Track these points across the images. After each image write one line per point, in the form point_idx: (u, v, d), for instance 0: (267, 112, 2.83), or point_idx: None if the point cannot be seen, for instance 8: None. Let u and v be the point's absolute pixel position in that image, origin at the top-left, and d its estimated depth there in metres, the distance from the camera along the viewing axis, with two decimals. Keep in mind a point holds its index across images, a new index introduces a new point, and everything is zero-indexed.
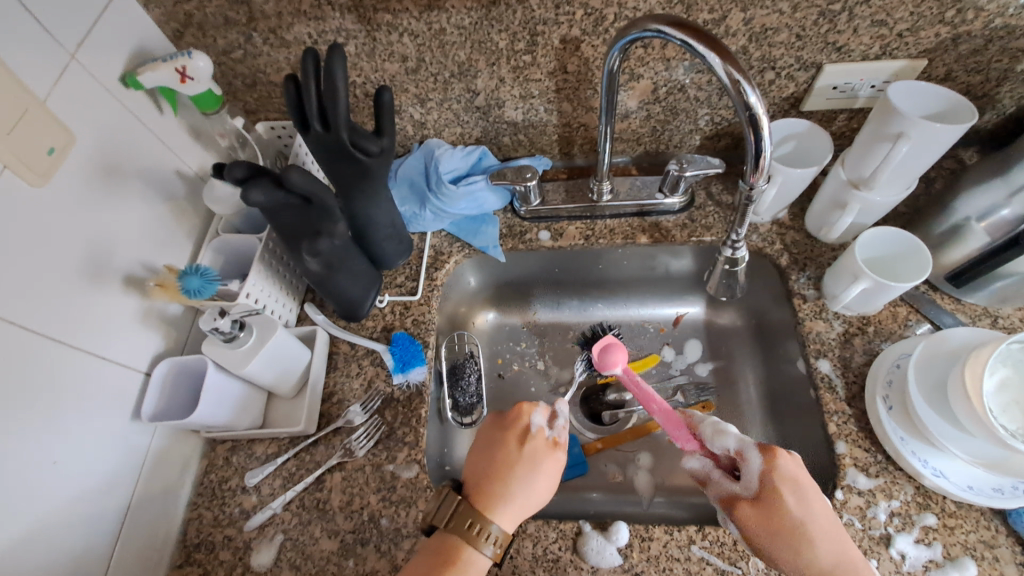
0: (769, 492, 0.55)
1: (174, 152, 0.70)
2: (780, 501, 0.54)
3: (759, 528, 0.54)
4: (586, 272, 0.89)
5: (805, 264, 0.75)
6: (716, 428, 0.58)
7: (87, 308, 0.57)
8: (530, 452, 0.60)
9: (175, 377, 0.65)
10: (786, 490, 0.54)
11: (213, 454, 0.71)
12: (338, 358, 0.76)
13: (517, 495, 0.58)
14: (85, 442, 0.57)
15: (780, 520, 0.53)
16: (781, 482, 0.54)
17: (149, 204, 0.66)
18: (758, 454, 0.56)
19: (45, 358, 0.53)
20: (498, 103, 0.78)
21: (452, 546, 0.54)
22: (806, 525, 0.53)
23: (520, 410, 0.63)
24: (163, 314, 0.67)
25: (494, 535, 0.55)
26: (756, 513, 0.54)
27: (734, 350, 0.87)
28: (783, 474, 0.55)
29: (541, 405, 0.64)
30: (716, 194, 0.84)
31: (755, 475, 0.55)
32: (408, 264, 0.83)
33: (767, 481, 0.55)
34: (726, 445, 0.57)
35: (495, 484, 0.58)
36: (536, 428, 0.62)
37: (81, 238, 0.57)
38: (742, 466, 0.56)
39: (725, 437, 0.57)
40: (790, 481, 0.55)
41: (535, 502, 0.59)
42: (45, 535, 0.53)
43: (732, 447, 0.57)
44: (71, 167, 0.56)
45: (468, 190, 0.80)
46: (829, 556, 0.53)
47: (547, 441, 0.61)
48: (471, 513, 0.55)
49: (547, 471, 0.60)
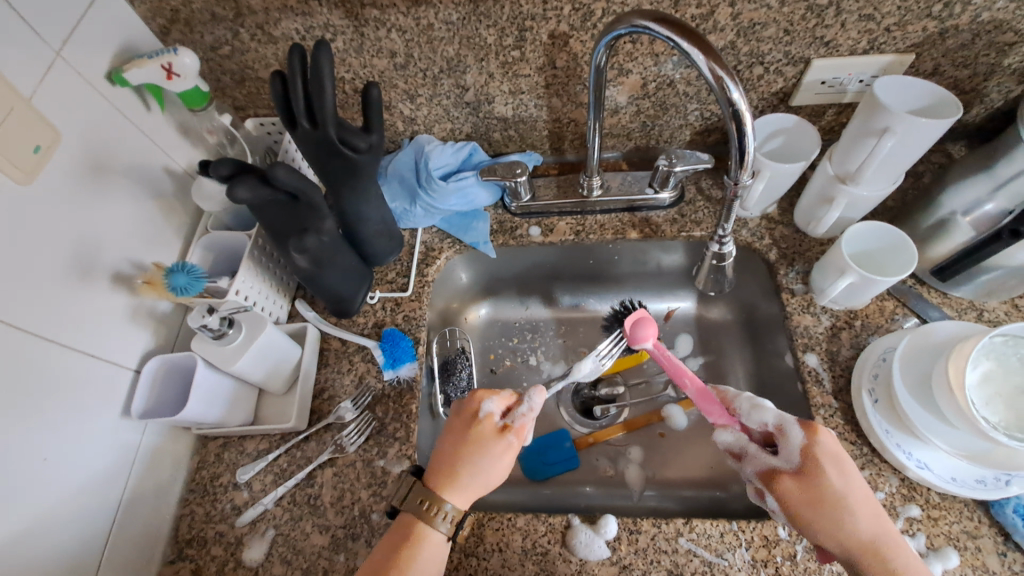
0: (812, 465, 0.55)
1: (162, 149, 0.70)
2: (822, 474, 0.54)
3: (799, 499, 0.54)
4: (577, 266, 0.89)
5: (793, 259, 0.76)
6: (754, 404, 0.60)
7: (74, 307, 0.57)
8: (478, 435, 0.60)
9: (164, 375, 0.65)
10: (827, 462, 0.55)
11: (205, 451, 0.71)
12: (329, 354, 0.76)
13: (467, 477, 0.58)
14: (73, 439, 0.57)
15: (821, 491, 0.54)
16: (822, 455, 0.55)
17: (136, 202, 0.65)
18: (799, 430, 0.56)
19: (34, 357, 0.53)
20: (487, 98, 0.77)
21: (407, 524, 0.57)
22: (846, 498, 0.53)
23: (474, 397, 0.63)
24: (153, 311, 0.67)
25: (447, 512, 0.57)
26: (800, 485, 0.55)
27: (723, 344, 0.88)
28: (824, 449, 0.55)
29: (496, 393, 0.63)
30: (706, 189, 0.84)
31: (796, 449, 0.56)
32: (399, 260, 0.83)
33: (806, 454, 0.55)
34: (765, 419, 0.58)
35: (446, 465, 0.59)
36: (486, 413, 0.61)
37: (68, 236, 0.57)
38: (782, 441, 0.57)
39: (763, 412, 0.59)
40: (832, 454, 0.55)
41: (481, 480, 0.58)
42: (34, 533, 0.53)
43: (771, 423, 0.58)
44: (58, 164, 0.56)
45: (458, 186, 0.80)
46: (869, 531, 0.52)
47: (495, 426, 0.61)
48: (424, 492, 0.58)
49: (494, 454, 0.59)
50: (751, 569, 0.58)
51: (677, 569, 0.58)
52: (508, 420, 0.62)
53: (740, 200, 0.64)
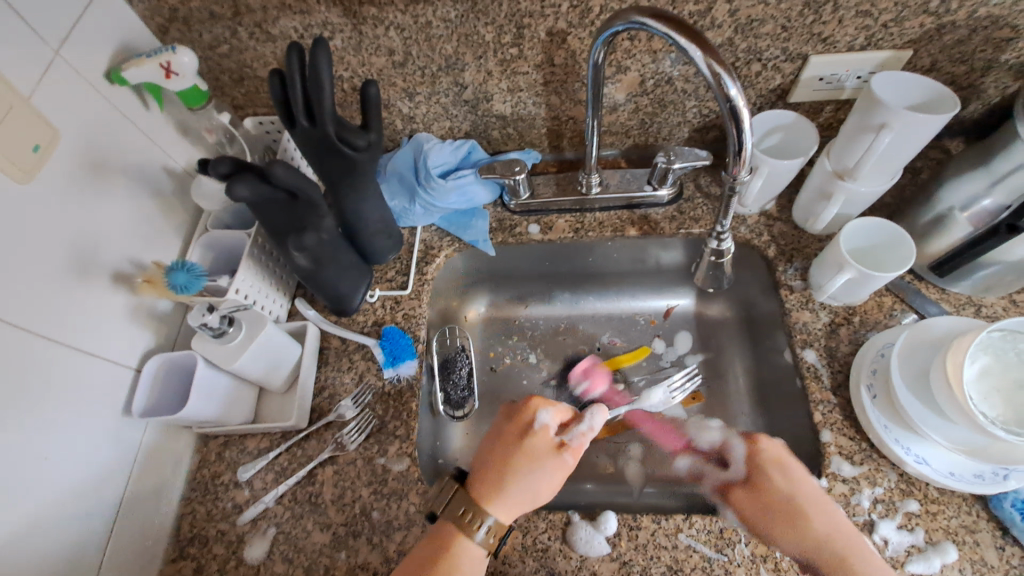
0: (758, 472, 0.63)
1: (161, 148, 0.70)
2: (766, 479, 0.62)
3: (751, 506, 0.62)
4: (577, 264, 0.90)
5: (792, 255, 0.76)
6: (703, 425, 0.82)
7: (75, 306, 0.57)
8: (532, 446, 0.60)
9: (164, 373, 0.65)
10: (771, 468, 0.62)
11: (205, 450, 0.71)
12: (329, 353, 0.76)
13: (517, 487, 0.58)
14: (73, 438, 0.57)
15: (769, 494, 0.60)
16: (764, 461, 0.63)
17: (136, 201, 0.66)
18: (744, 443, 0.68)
19: (35, 356, 0.53)
20: (486, 96, 0.77)
21: (448, 533, 0.56)
22: (793, 497, 0.59)
23: (529, 407, 0.64)
24: (152, 310, 0.67)
25: (488, 524, 0.56)
26: (749, 491, 0.63)
27: (722, 341, 0.88)
28: (766, 455, 0.64)
29: (552, 405, 0.64)
30: (704, 186, 0.84)
31: (744, 462, 0.67)
32: (399, 258, 0.83)
33: (753, 463, 0.65)
34: (710, 438, 0.79)
35: (497, 471, 0.59)
36: (542, 425, 0.62)
37: (68, 235, 0.57)
38: (732, 458, 0.69)
39: (708, 432, 0.80)
40: (776, 461, 0.63)
41: (530, 492, 0.58)
42: (35, 532, 0.53)
43: (721, 445, 0.74)
44: (57, 164, 0.56)
45: (457, 184, 0.80)
46: (822, 531, 0.56)
47: (553, 442, 0.61)
48: (467, 501, 0.57)
49: (549, 469, 0.59)
50: (751, 564, 0.58)
51: (677, 565, 0.59)
52: (564, 437, 0.62)
53: (738, 196, 0.64)
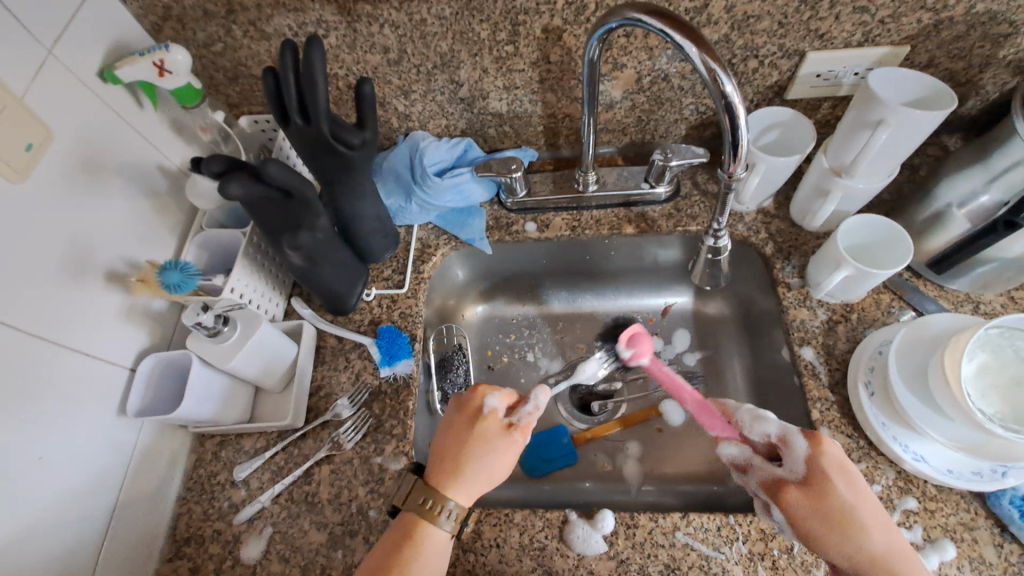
0: (818, 476, 0.55)
1: (155, 147, 0.69)
2: (830, 486, 0.54)
3: (809, 514, 0.54)
4: (574, 263, 0.90)
5: (789, 253, 0.75)
6: (756, 416, 0.60)
7: (69, 306, 0.57)
8: (482, 431, 0.60)
9: (159, 373, 0.65)
10: (835, 474, 0.55)
11: (202, 449, 0.71)
12: (326, 352, 0.76)
13: (470, 473, 0.58)
14: (67, 437, 0.57)
15: (831, 503, 0.54)
16: (829, 466, 0.55)
17: (131, 200, 0.65)
18: (803, 440, 0.56)
19: (28, 355, 0.53)
20: (481, 94, 0.77)
21: (408, 524, 0.57)
22: (857, 510, 0.53)
23: (476, 392, 0.63)
24: (147, 310, 0.67)
25: (449, 510, 0.57)
26: (806, 496, 0.55)
27: (721, 339, 0.88)
28: (830, 460, 0.55)
29: (499, 389, 0.63)
30: (702, 183, 0.83)
31: (801, 459, 0.56)
32: (396, 257, 0.83)
33: (813, 464, 0.55)
34: (768, 430, 0.59)
35: (452, 456, 0.59)
36: (490, 409, 0.61)
37: (61, 235, 0.56)
38: (787, 451, 0.57)
39: (765, 423, 0.59)
40: (838, 465, 0.55)
41: (485, 472, 0.59)
42: (31, 531, 0.53)
43: (775, 434, 0.58)
44: (50, 163, 0.55)
45: (453, 182, 0.80)
46: (881, 546, 0.52)
47: (501, 424, 0.61)
48: (425, 490, 0.58)
49: (499, 451, 0.59)
50: (749, 563, 0.58)
51: (675, 563, 0.58)
52: (512, 419, 0.62)
53: (735, 192, 0.63)
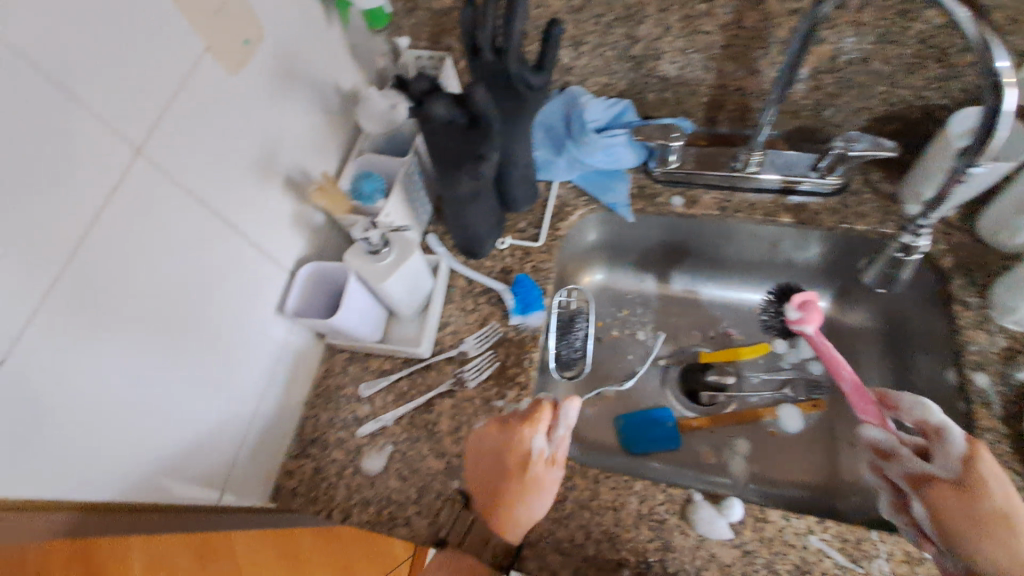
0: (977, 480, 0.52)
1: (334, 66, 0.71)
2: (988, 491, 0.51)
3: (958, 515, 0.52)
4: (707, 247, 0.87)
5: (970, 269, 0.69)
6: (919, 402, 0.56)
7: (253, 200, 0.59)
8: (529, 475, 0.59)
9: (314, 280, 0.68)
10: (996, 481, 0.52)
11: (332, 361, 0.74)
12: (456, 291, 0.77)
13: (525, 514, 0.59)
14: (238, 320, 0.59)
15: (985, 509, 0.51)
16: (988, 470, 0.52)
17: (310, 112, 0.67)
18: (963, 441, 0.53)
19: (217, 237, 0.55)
20: (654, 53, 0.73)
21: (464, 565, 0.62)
22: (1015, 517, 0.51)
23: (518, 441, 0.59)
24: (309, 221, 0.69)
25: (506, 548, 0.61)
26: (959, 497, 0.52)
27: (856, 351, 0.83)
28: (986, 463, 0.52)
29: (540, 425, 0.59)
30: (874, 182, 0.77)
31: (956, 457, 0.53)
32: (533, 211, 0.82)
33: (970, 466, 0.52)
34: (928, 420, 0.55)
35: (495, 492, 0.61)
36: (534, 452, 0.59)
37: (257, 132, 0.58)
38: (938, 446, 0.54)
39: (929, 413, 0.55)
40: (997, 473, 0.52)
41: (528, 514, 0.59)
42: (209, 407, 0.57)
43: (933, 424, 0.54)
44: (258, 62, 0.57)
45: (608, 142, 0.78)
46: None
47: (545, 462, 0.60)
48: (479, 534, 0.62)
49: (547, 491, 0.60)
50: None
51: (805, 566, 0.56)
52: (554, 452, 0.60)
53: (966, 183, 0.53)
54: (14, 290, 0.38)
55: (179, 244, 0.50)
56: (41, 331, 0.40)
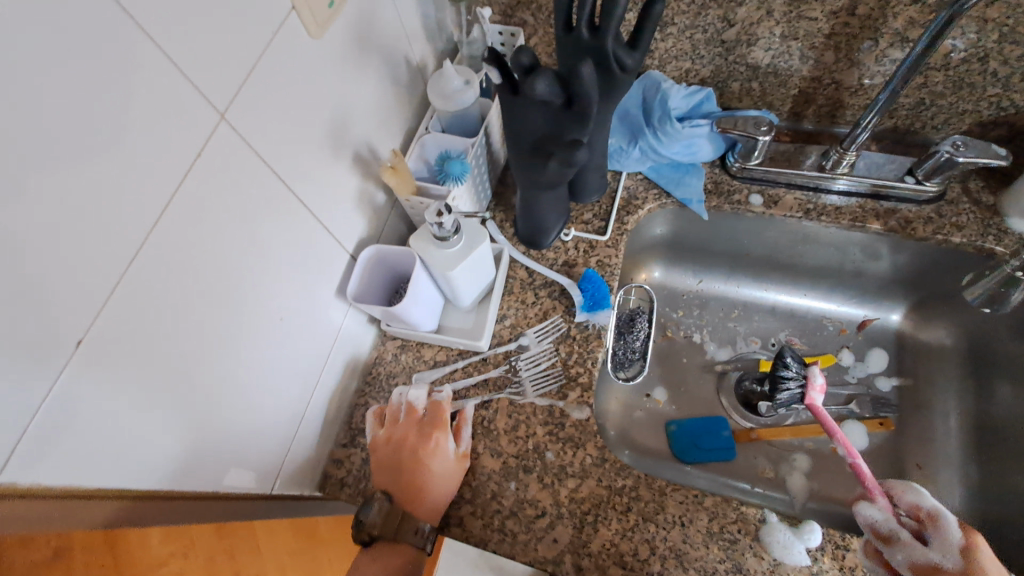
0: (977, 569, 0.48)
1: (408, 37, 0.67)
2: None
3: None
4: (778, 251, 0.82)
5: None
6: (910, 487, 0.56)
7: (322, 175, 0.56)
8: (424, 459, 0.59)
9: (373, 264, 0.64)
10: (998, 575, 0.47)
11: (383, 348, 0.71)
12: (515, 282, 0.73)
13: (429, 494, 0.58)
14: (298, 301, 0.55)
15: None
16: (988, 564, 0.48)
17: (381, 84, 0.63)
18: (957, 527, 0.51)
19: (286, 212, 0.51)
20: (749, 39, 0.68)
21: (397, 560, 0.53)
22: None
23: (434, 442, 0.60)
24: (372, 200, 0.66)
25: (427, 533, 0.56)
26: None
27: (930, 369, 0.79)
28: (987, 557, 0.49)
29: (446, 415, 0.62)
30: (974, 191, 0.72)
31: (955, 546, 0.50)
32: (599, 202, 0.77)
33: (969, 555, 0.49)
34: (923, 503, 0.54)
35: (406, 490, 0.58)
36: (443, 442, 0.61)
37: (330, 101, 0.54)
38: (934, 532, 0.52)
39: (922, 497, 0.54)
40: (997, 569, 0.48)
41: (432, 504, 0.58)
42: (270, 392, 0.54)
43: (927, 508, 0.53)
44: (339, 26, 0.53)
45: (691, 132, 0.74)
46: None
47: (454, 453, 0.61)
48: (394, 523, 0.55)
49: (449, 477, 0.60)
50: None
51: None
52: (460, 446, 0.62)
53: None
54: (90, 263, 0.34)
55: (249, 216, 0.47)
56: (120, 305, 0.37)
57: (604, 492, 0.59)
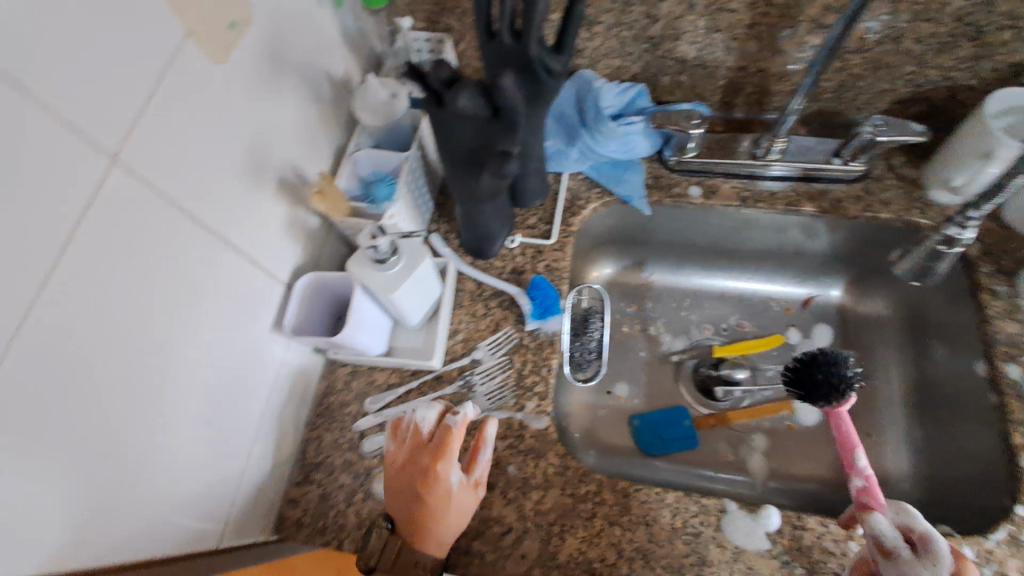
0: None
1: (328, 52, 0.64)
2: None
3: None
4: (722, 238, 0.84)
5: (996, 256, 0.68)
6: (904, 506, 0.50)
7: (243, 208, 0.53)
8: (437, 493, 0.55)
9: (313, 292, 0.62)
10: None
11: (333, 377, 0.68)
12: (464, 295, 0.72)
13: (445, 528, 0.55)
14: (229, 342, 0.52)
15: None
16: None
17: (302, 103, 0.60)
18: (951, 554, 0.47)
19: (205, 252, 0.48)
20: (674, 34, 0.69)
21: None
22: None
23: (436, 476, 0.55)
24: (304, 225, 0.63)
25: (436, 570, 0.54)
26: None
27: (871, 339, 0.82)
28: None
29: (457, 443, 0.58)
30: (896, 167, 0.75)
31: None
32: (543, 205, 0.77)
33: None
34: (917, 524, 0.48)
35: (416, 529, 0.54)
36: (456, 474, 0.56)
37: (244, 128, 0.51)
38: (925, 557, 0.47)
39: (915, 517, 0.49)
40: None
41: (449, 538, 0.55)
42: (206, 440, 0.51)
43: (920, 529, 0.48)
44: (246, 48, 0.50)
45: (626, 130, 0.74)
46: None
47: (467, 484, 0.57)
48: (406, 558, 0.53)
49: (463, 509, 0.56)
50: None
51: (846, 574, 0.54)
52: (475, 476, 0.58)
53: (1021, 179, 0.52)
54: None
55: (161, 262, 0.44)
56: (13, 380, 0.33)
57: (568, 501, 0.59)
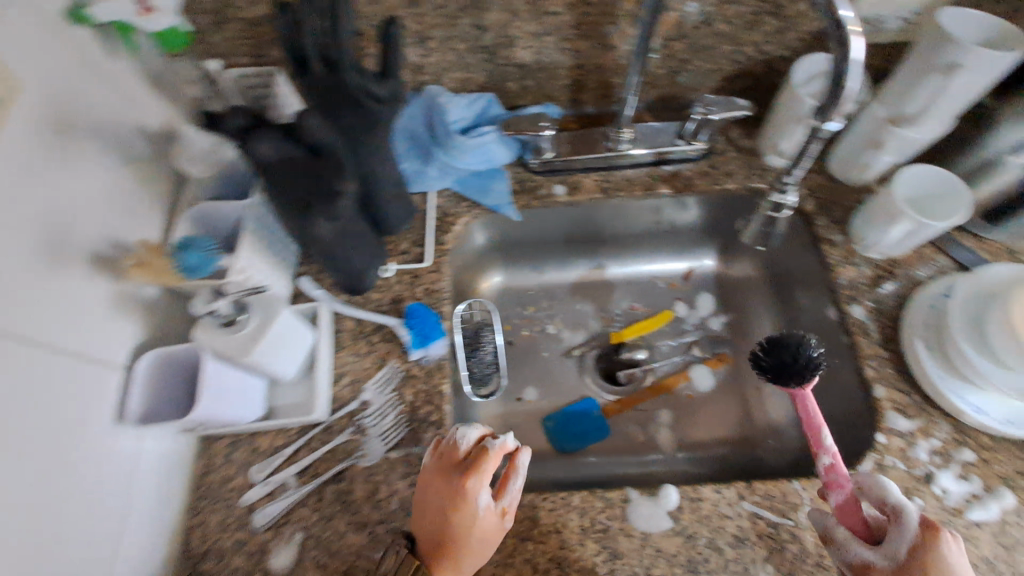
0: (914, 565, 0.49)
1: (132, 105, 0.58)
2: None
3: None
4: (599, 229, 0.86)
5: (830, 208, 0.75)
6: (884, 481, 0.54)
7: (51, 297, 0.47)
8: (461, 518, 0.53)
9: (165, 368, 0.56)
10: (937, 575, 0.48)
11: (210, 452, 0.63)
12: (344, 335, 0.69)
13: (468, 556, 0.53)
14: (63, 448, 0.46)
15: None
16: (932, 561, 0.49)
17: (109, 168, 0.54)
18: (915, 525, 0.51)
19: (9, 358, 0.42)
20: (507, 41, 0.69)
21: None
22: None
23: (464, 494, 0.53)
24: (138, 298, 0.57)
25: None
26: None
27: (747, 299, 0.88)
28: (937, 558, 0.49)
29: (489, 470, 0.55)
30: (736, 139, 0.81)
31: (903, 545, 0.50)
32: (413, 228, 0.75)
33: (914, 555, 0.49)
34: (890, 499, 0.52)
35: (433, 549, 0.53)
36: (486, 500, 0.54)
37: (36, 209, 0.45)
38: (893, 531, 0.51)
39: (889, 491, 0.53)
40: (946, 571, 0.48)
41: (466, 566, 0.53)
42: (55, 563, 0.45)
43: (890, 503, 0.52)
44: (17, 120, 0.44)
45: (479, 141, 0.74)
46: None
47: (495, 512, 0.55)
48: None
49: (489, 538, 0.54)
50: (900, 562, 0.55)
51: (743, 533, 0.57)
52: (503, 503, 0.56)
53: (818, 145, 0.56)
54: None
55: None
56: None
57: None
